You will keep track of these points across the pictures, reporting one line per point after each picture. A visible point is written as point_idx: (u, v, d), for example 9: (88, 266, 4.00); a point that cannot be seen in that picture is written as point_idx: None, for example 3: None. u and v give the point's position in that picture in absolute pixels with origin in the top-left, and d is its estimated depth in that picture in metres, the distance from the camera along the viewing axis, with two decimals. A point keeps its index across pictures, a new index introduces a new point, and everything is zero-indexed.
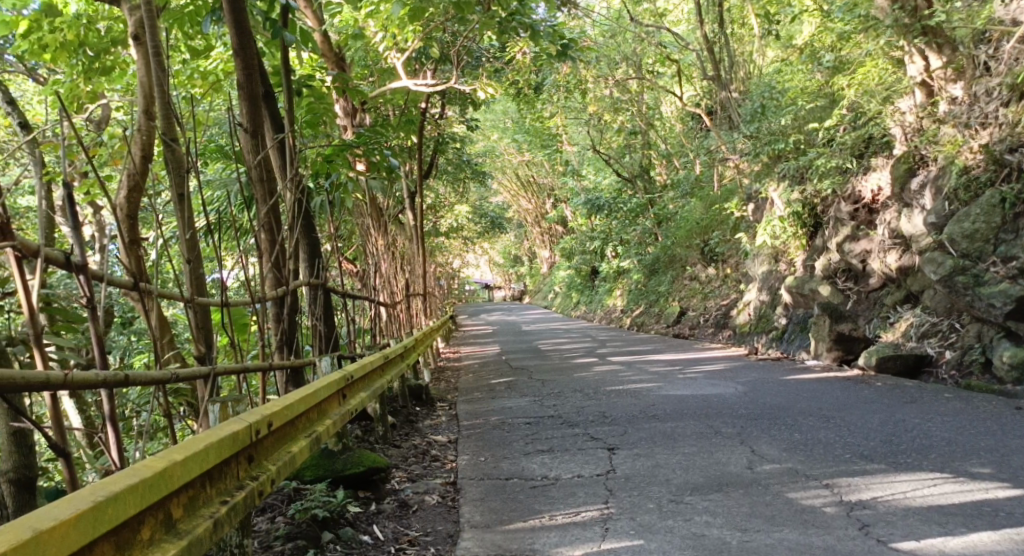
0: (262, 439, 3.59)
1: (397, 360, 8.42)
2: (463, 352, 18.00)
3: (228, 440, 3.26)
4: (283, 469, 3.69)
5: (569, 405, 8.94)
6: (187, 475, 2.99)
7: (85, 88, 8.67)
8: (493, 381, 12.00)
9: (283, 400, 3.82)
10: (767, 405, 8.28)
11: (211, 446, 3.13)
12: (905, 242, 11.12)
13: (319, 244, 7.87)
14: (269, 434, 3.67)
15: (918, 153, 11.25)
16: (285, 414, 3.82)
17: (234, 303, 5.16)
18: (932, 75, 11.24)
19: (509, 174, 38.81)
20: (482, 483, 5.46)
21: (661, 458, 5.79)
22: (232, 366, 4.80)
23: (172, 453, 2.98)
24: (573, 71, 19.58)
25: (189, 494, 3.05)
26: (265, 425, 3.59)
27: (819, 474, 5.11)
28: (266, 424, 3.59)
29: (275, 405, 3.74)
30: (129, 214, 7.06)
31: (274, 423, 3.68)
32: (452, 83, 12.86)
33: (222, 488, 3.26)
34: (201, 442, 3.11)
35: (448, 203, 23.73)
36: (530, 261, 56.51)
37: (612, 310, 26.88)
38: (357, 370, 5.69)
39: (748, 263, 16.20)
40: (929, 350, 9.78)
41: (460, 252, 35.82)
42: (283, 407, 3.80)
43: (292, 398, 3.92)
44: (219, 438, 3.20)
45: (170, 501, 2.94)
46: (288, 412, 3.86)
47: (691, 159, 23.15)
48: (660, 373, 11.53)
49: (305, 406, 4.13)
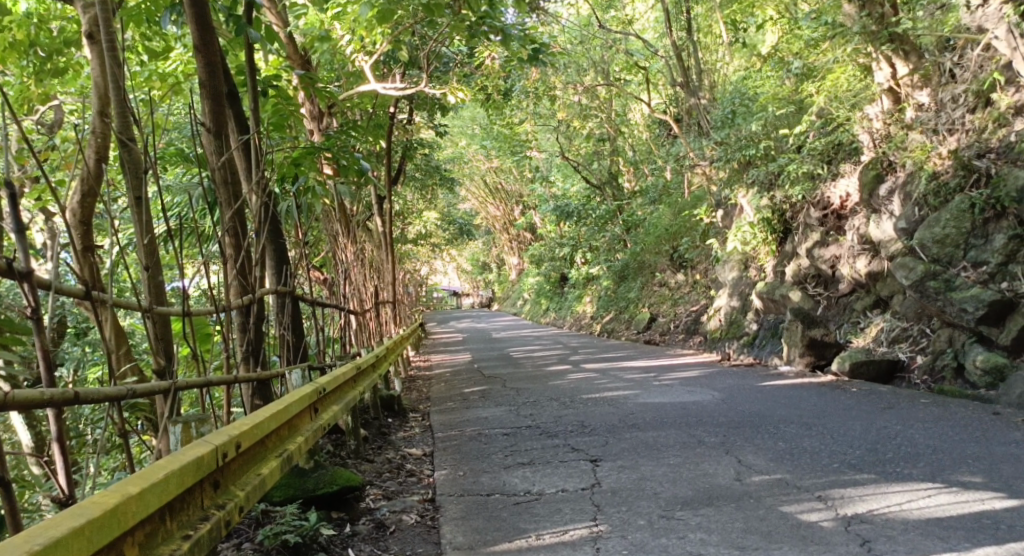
0: (229, 462, 3.35)
1: (368, 370, 8.16)
2: (433, 361, 17.74)
3: (191, 466, 3.00)
4: (253, 494, 3.44)
5: (543, 414, 8.73)
6: (144, 510, 2.74)
7: (37, 91, 8.33)
8: (465, 390, 11.76)
9: (252, 419, 3.57)
10: (745, 412, 8.12)
11: (172, 475, 2.88)
12: (874, 247, 11.05)
13: (287, 251, 7.62)
14: (237, 457, 3.42)
15: (886, 160, 11.15)
16: (256, 433, 3.57)
17: (197, 313, 4.93)
18: (898, 82, 11.14)
19: (476, 181, 38.59)
20: (462, 500, 5.22)
21: (646, 471, 5.58)
22: (195, 379, 4.52)
23: (126, 486, 2.73)
24: (542, 77, 19.43)
25: (147, 531, 2.79)
26: (232, 447, 3.34)
27: (810, 486, 4.94)
28: (233, 446, 3.34)
29: (243, 424, 3.49)
30: (84, 221, 6.80)
31: (242, 444, 3.43)
32: (421, 89, 12.62)
33: (185, 521, 3.00)
34: (160, 471, 2.86)
35: (415, 210, 23.44)
36: (499, 268, 56.35)
37: (582, 316, 26.73)
38: (329, 384, 5.44)
39: (718, 269, 16.09)
40: (902, 355, 9.67)
41: (428, 259, 35.54)
42: (252, 427, 3.54)
43: (263, 417, 3.68)
44: (180, 465, 2.94)
45: (126, 541, 2.69)
46: (259, 431, 3.61)
47: (660, 165, 23.06)
48: (634, 381, 11.35)
49: (276, 423, 3.88)
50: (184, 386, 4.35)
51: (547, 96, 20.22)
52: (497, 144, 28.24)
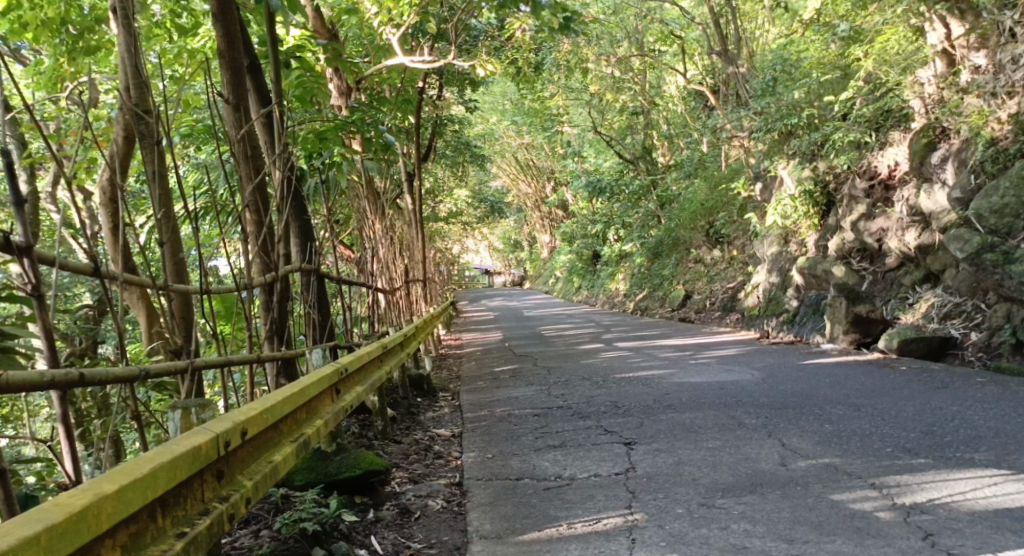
0: (235, 450, 3.13)
1: (396, 349, 7.96)
2: (465, 338, 17.55)
3: (185, 458, 2.78)
4: (261, 485, 3.21)
5: (578, 394, 8.47)
6: (124, 509, 2.51)
7: (68, 69, 8.21)
8: (498, 369, 11.53)
9: (261, 403, 3.34)
10: (789, 392, 7.80)
11: (160, 469, 2.66)
12: (925, 219, 10.64)
13: (312, 226, 7.40)
14: (243, 445, 3.19)
15: (939, 126, 10.78)
16: (266, 419, 3.34)
17: (215, 291, 4.71)
18: (953, 44, 10.74)
19: (508, 158, 38.29)
20: (490, 485, 4.99)
21: (683, 455, 5.30)
22: (215, 360, 4.32)
23: (104, 483, 2.51)
24: (575, 49, 19.05)
25: (132, 531, 2.57)
26: (237, 434, 3.11)
27: (862, 472, 4.64)
28: (238, 434, 3.11)
29: (251, 409, 3.26)
30: (111, 198, 6.63)
31: (250, 431, 3.20)
32: (451, 61, 12.33)
33: (180, 518, 2.78)
34: (146, 466, 2.64)
35: (447, 188, 23.19)
36: (530, 246, 56.11)
37: (615, 294, 26.42)
38: (353, 364, 5.21)
39: (757, 245, 15.68)
40: (954, 332, 9.27)
41: (459, 237, 35.36)
42: (261, 411, 3.31)
43: (275, 400, 3.45)
44: (171, 458, 2.71)
45: (105, 545, 2.47)
46: (270, 417, 3.39)
47: (695, 138, 22.62)
48: (671, 359, 11.06)
49: (291, 407, 3.65)
50: (201, 366, 4.12)
51: (579, 69, 19.84)
52: (528, 120, 27.90)
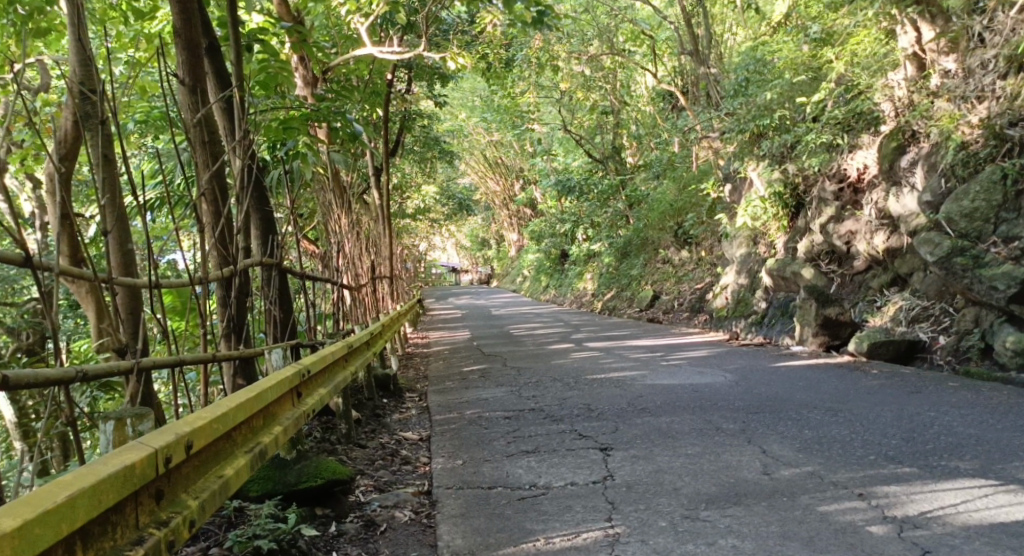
0: (178, 466, 2.85)
1: (361, 348, 7.67)
2: (431, 337, 17.29)
3: (113, 482, 2.50)
4: (209, 505, 2.94)
5: (547, 396, 8.25)
6: (34, 545, 2.24)
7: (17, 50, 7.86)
8: (465, 369, 11.28)
9: (211, 412, 3.06)
10: (761, 395, 7.63)
11: (77, 497, 2.38)
12: (894, 223, 10.56)
13: (274, 219, 7.10)
14: (189, 460, 2.92)
15: (909, 130, 10.65)
16: (216, 428, 3.06)
17: (166, 285, 4.43)
18: (923, 48, 10.66)
19: (476, 155, 38.04)
20: (461, 494, 4.74)
21: (662, 462, 5.09)
22: (166, 357, 4.05)
23: (9, 516, 2.23)
24: (546, 46, 18.85)
25: None
26: (180, 449, 2.83)
27: (848, 481, 4.45)
28: (181, 449, 2.83)
29: (198, 419, 2.98)
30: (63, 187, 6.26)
31: (196, 445, 2.93)
32: (419, 54, 12.04)
33: (108, 549, 2.51)
34: (61, 493, 2.36)
35: (414, 184, 22.85)
36: (498, 244, 55.88)
37: (582, 293, 26.25)
38: (315, 364, 4.93)
39: (725, 245, 15.55)
40: (922, 335, 9.15)
41: (426, 234, 35.01)
42: (211, 422, 3.04)
43: (227, 408, 3.17)
44: (92, 482, 2.44)
45: None
46: (220, 426, 3.10)
47: (665, 139, 22.50)
48: (641, 360, 10.88)
49: (246, 414, 3.37)
50: (148, 366, 3.86)
51: (550, 66, 19.64)
52: (498, 117, 27.66)
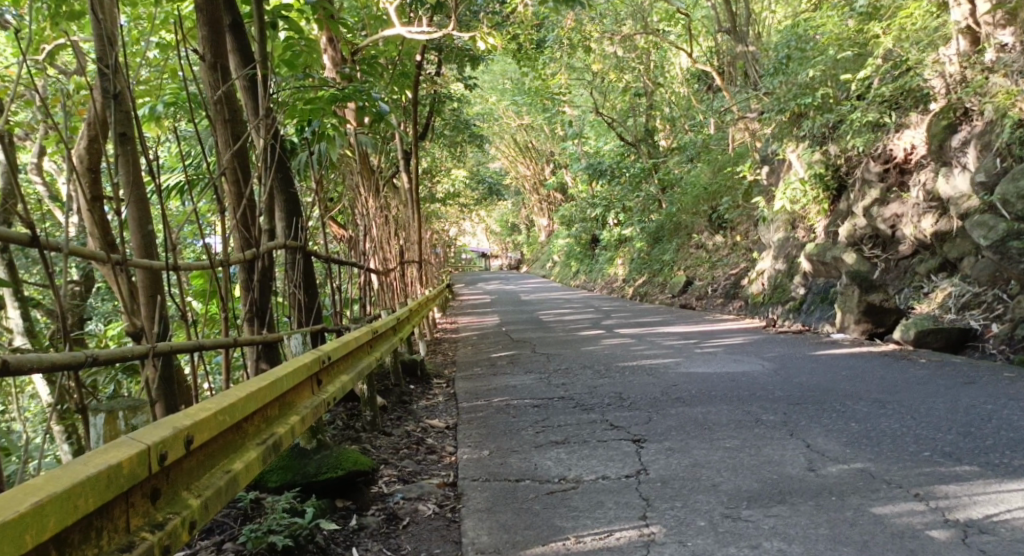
0: (177, 462, 2.67)
1: (388, 333, 7.47)
2: (460, 322, 17.10)
3: (92, 485, 2.31)
4: (211, 503, 2.75)
5: (581, 383, 8.01)
6: None
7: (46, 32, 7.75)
8: (495, 354, 11.05)
9: (215, 403, 2.88)
10: (804, 385, 7.34)
11: (49, 503, 2.19)
12: (942, 205, 10.20)
13: (299, 201, 6.89)
14: (189, 456, 2.73)
15: (961, 107, 10.27)
16: (222, 420, 2.88)
17: (185, 267, 4.22)
18: (978, 20, 10.24)
19: (507, 138, 37.80)
20: (488, 486, 4.53)
21: (699, 456, 4.83)
22: (185, 342, 3.86)
23: None
24: (578, 26, 18.51)
25: None
26: (178, 445, 2.64)
27: (902, 479, 4.18)
28: (178, 445, 2.64)
29: (200, 411, 2.80)
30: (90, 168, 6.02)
31: (197, 439, 2.75)
32: (450, 32, 11.78)
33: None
34: (31, 499, 2.17)
35: (444, 168, 22.63)
36: (528, 229, 55.55)
37: (614, 279, 25.96)
38: (338, 351, 4.73)
39: (762, 230, 15.19)
40: (973, 323, 8.79)
41: (456, 219, 34.85)
42: (216, 413, 2.85)
43: (235, 398, 2.99)
44: (67, 485, 2.25)
45: None
46: (227, 417, 2.92)
47: (699, 121, 22.07)
48: (675, 347, 10.60)
49: (258, 405, 3.18)
50: (165, 351, 3.68)
51: (582, 48, 19.29)
52: (529, 100, 27.37)
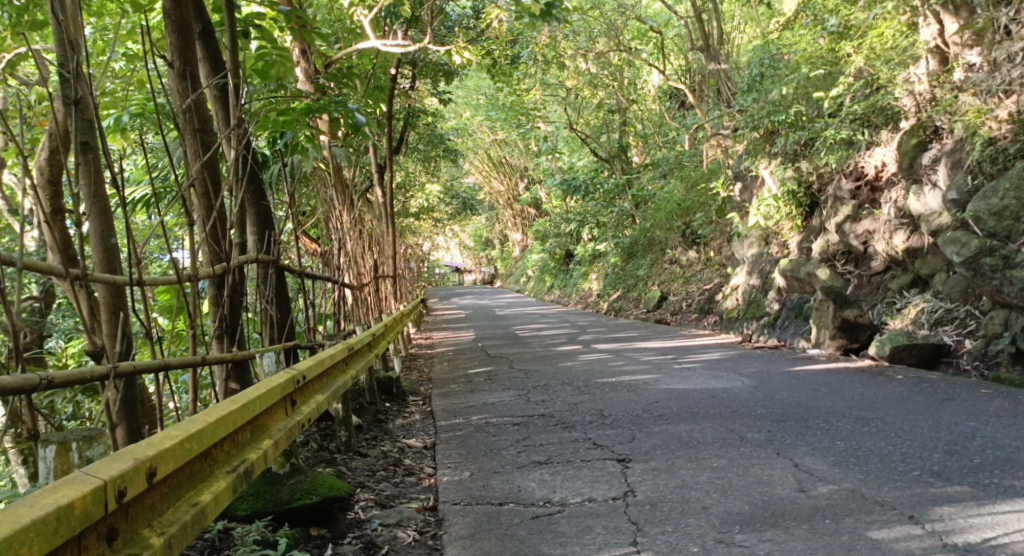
0: (139, 498, 2.50)
1: (362, 349, 7.27)
2: (433, 338, 16.92)
3: (40, 530, 2.14)
4: (177, 539, 2.57)
5: (556, 401, 7.87)
6: None
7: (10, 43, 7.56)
8: (469, 371, 10.88)
9: (181, 430, 2.71)
10: (782, 402, 7.24)
11: None
12: (913, 222, 10.17)
13: (272, 214, 6.71)
14: (152, 490, 2.56)
15: (931, 126, 10.27)
16: (188, 449, 2.71)
17: (150, 282, 4.02)
18: (946, 41, 10.29)
19: (480, 154, 37.75)
20: (470, 511, 4.37)
21: (687, 476, 4.69)
22: (151, 362, 3.66)
23: None
24: (553, 42, 18.41)
25: None
26: (139, 480, 2.46)
27: (895, 501, 4.07)
28: (139, 479, 2.46)
29: (164, 440, 2.62)
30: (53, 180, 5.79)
31: (161, 471, 2.57)
32: (424, 47, 11.65)
33: None
34: None
35: (418, 183, 22.49)
36: (501, 244, 55.40)
37: (588, 294, 25.88)
38: (312, 370, 4.54)
39: (736, 245, 15.14)
40: (947, 339, 8.73)
41: (429, 235, 34.67)
42: (181, 442, 2.68)
43: (203, 423, 2.81)
44: (12, 531, 2.07)
45: None
46: (194, 445, 2.75)
47: (672, 137, 22.08)
48: (651, 363, 10.48)
49: (228, 430, 3.00)
50: (126, 371, 3.48)
51: (556, 64, 19.20)
52: (503, 115, 27.32)
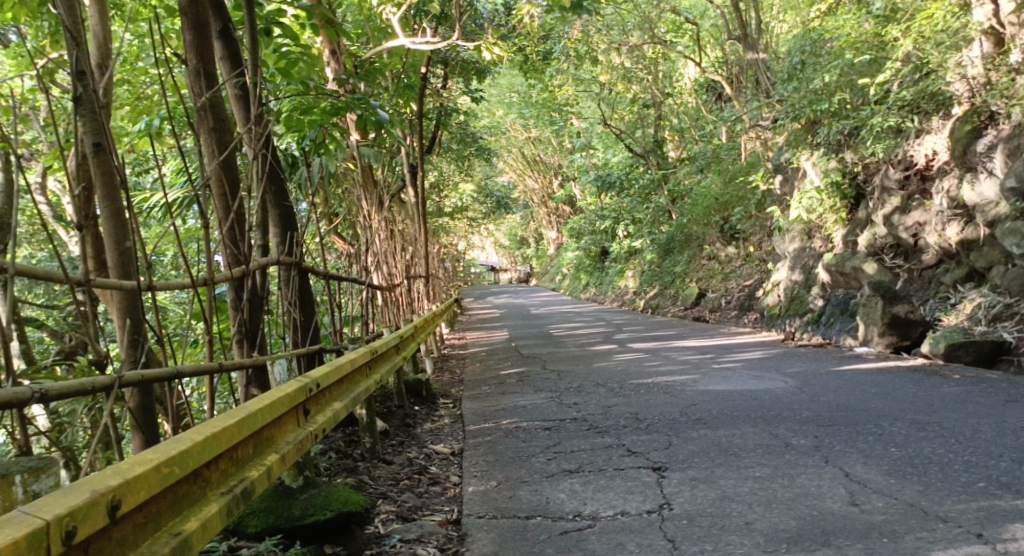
0: (104, 532, 2.39)
1: (390, 352, 7.04)
2: (469, 337, 16.72)
3: None
4: None
5: (592, 403, 7.59)
6: None
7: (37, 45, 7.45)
8: (504, 372, 10.64)
9: (155, 455, 2.60)
10: (832, 404, 6.91)
11: None
12: (968, 213, 9.76)
13: (295, 214, 6.42)
14: (121, 522, 2.45)
15: (986, 111, 9.82)
16: (166, 473, 2.61)
17: (161, 286, 3.72)
18: (1001, 21, 9.85)
19: (514, 152, 37.52)
20: (494, 525, 4.11)
21: (727, 488, 4.39)
22: (160, 370, 3.36)
23: None
24: (586, 37, 18.12)
25: None
26: (98, 513, 2.35)
27: (961, 519, 3.79)
28: (98, 512, 2.35)
29: (137, 466, 2.52)
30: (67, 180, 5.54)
31: (130, 501, 2.47)
32: (454, 42, 11.40)
33: None
34: None
35: (451, 182, 22.29)
36: (536, 242, 55.14)
37: (624, 291, 25.53)
38: (329, 377, 4.31)
39: (776, 240, 14.73)
40: (1006, 336, 8.31)
41: (464, 234, 34.48)
42: (154, 469, 2.57)
43: (186, 444, 2.71)
44: None
45: None
46: (175, 468, 2.65)
47: (710, 131, 21.65)
48: (691, 362, 10.16)
49: (218, 449, 2.88)
50: (130, 381, 3.19)
51: (589, 59, 18.91)
52: (537, 113, 27.06)
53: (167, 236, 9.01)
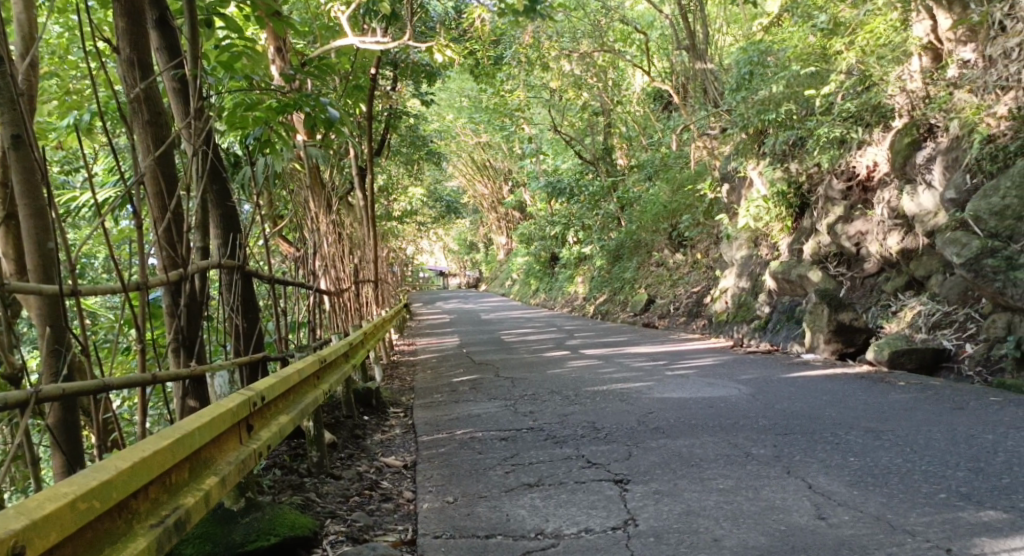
0: None
1: (338, 360, 6.80)
2: (418, 343, 16.44)
3: None
4: None
5: (543, 412, 7.43)
6: None
7: None
8: (453, 380, 10.42)
9: (70, 489, 2.38)
10: (785, 412, 6.83)
11: None
12: (907, 223, 9.80)
13: (236, 215, 6.17)
14: None
15: (926, 124, 9.82)
16: (83, 509, 2.38)
17: (85, 291, 3.43)
18: (940, 36, 9.92)
19: (464, 157, 37.26)
20: (450, 545, 3.91)
21: (693, 501, 4.25)
22: (83, 383, 3.07)
23: None
24: (536, 43, 17.96)
25: None
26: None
27: (929, 533, 3.69)
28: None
29: (48, 503, 2.29)
30: None
31: (40, 542, 2.24)
32: (404, 44, 11.17)
33: None
34: None
35: (400, 186, 21.98)
36: (486, 247, 54.93)
37: (573, 298, 25.44)
38: (275, 389, 4.08)
39: (724, 248, 14.73)
40: (947, 343, 8.34)
41: (413, 238, 34.13)
42: (68, 505, 2.34)
43: (109, 474, 2.49)
44: None
45: None
46: (95, 502, 2.43)
47: (658, 139, 21.66)
48: (642, 369, 10.05)
49: (146, 475, 2.65)
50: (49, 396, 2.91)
51: (539, 65, 18.78)
52: (487, 118, 26.86)
53: (102, 240, 8.63)
